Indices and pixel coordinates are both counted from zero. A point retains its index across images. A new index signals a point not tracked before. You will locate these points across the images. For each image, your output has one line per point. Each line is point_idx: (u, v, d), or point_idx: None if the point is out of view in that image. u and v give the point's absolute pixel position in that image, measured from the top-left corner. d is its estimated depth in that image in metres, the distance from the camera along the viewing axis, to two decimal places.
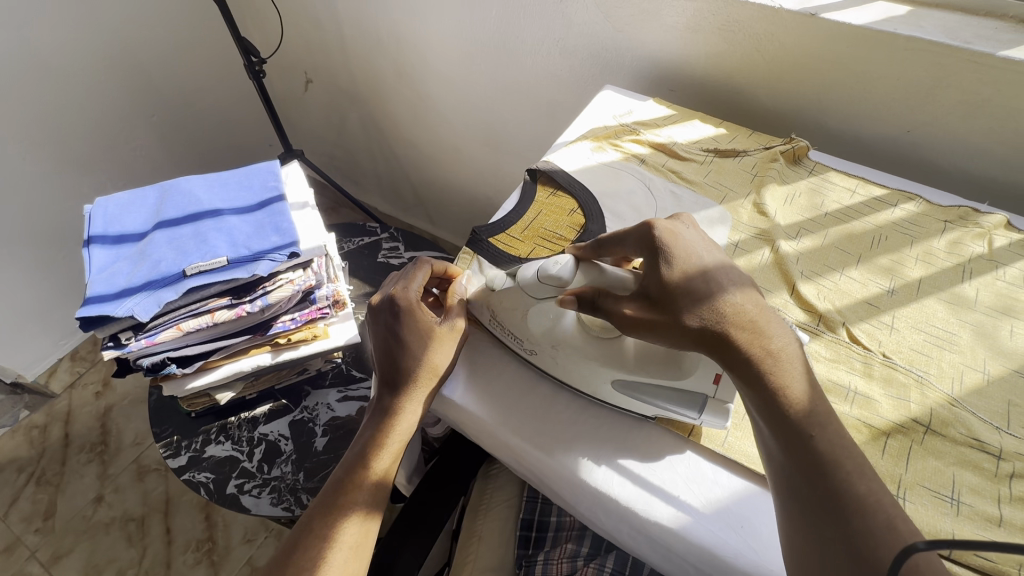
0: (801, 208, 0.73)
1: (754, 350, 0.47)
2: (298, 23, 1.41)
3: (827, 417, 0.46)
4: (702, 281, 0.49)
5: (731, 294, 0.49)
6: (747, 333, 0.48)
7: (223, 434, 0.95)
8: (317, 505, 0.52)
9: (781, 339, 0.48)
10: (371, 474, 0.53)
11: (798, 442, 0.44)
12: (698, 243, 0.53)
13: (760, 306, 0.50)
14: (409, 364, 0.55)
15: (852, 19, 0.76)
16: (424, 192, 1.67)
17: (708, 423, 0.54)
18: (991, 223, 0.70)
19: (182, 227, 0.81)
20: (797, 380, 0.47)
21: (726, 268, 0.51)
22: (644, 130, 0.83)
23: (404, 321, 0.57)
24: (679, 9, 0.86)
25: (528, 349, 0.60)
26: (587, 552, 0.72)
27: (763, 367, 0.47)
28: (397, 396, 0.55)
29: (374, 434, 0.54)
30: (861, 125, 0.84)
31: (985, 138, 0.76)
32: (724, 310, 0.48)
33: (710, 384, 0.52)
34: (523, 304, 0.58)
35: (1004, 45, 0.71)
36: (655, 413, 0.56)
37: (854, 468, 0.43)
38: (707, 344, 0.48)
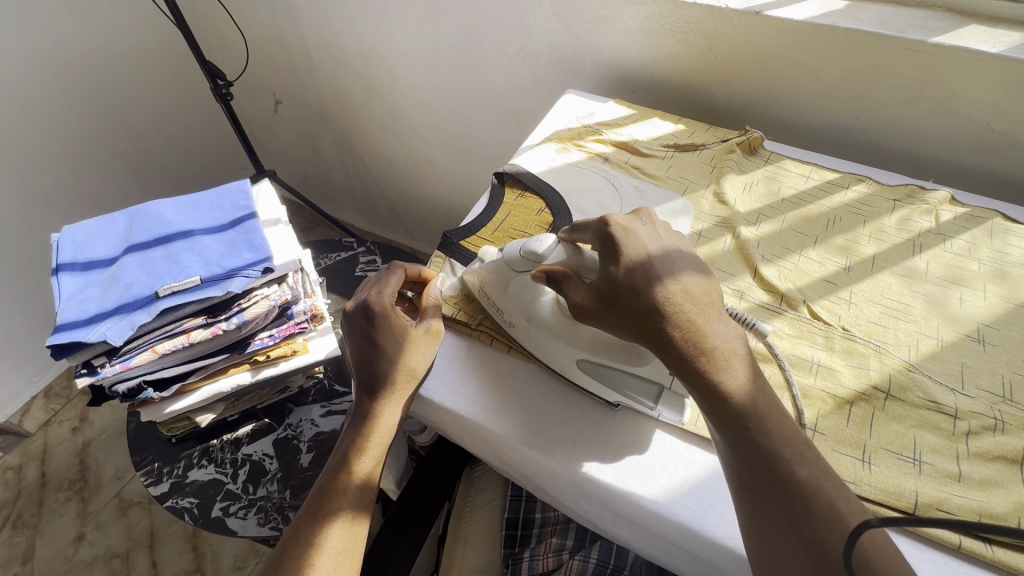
0: (759, 195, 0.76)
1: (690, 347, 0.48)
2: (265, 46, 1.42)
3: (767, 407, 0.47)
4: (643, 282, 0.50)
5: (669, 291, 0.50)
6: (685, 329, 0.49)
7: (205, 458, 0.94)
8: (303, 515, 0.52)
9: (719, 335, 0.49)
10: (354, 477, 0.53)
11: (738, 432, 0.46)
12: (647, 243, 0.53)
13: (700, 301, 0.50)
14: (385, 368, 0.56)
15: (794, 15, 0.80)
16: (400, 206, 1.69)
17: (665, 416, 0.56)
18: (937, 200, 0.74)
19: (152, 251, 0.80)
20: (734, 375, 0.48)
21: (668, 267, 0.52)
22: (606, 130, 0.86)
23: (378, 326, 0.58)
24: (633, 14, 0.90)
25: (507, 322, 0.62)
26: (571, 545, 0.73)
27: (698, 364, 0.48)
28: (376, 400, 0.56)
29: (354, 438, 0.55)
30: (810, 115, 0.88)
31: (925, 120, 0.80)
32: (664, 307, 0.49)
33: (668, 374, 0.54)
34: (502, 288, 0.60)
35: (935, 32, 0.76)
36: (619, 400, 0.57)
37: (795, 456, 0.45)
38: (651, 342, 0.50)
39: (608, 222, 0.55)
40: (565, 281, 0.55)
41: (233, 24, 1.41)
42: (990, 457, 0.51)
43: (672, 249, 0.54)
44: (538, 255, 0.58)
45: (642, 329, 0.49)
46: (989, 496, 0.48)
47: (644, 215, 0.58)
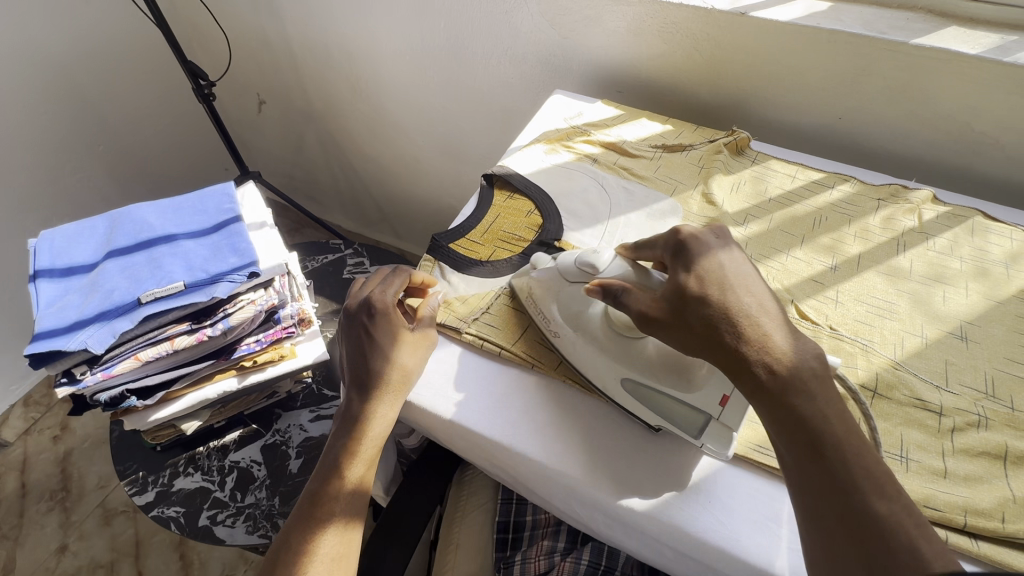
0: (746, 195, 0.77)
1: (760, 360, 0.45)
2: (248, 46, 1.40)
3: (846, 436, 0.43)
4: (719, 292, 0.48)
5: (744, 303, 0.48)
6: (756, 342, 0.46)
7: (192, 466, 0.92)
8: (294, 521, 0.51)
9: (795, 351, 0.46)
10: (347, 483, 0.52)
11: (810, 457, 0.43)
12: (720, 255, 0.51)
13: (774, 316, 0.48)
14: (377, 370, 0.55)
15: (778, 16, 0.81)
16: (387, 207, 1.67)
17: (710, 448, 0.53)
18: (919, 199, 0.75)
19: (134, 256, 0.78)
20: (809, 393, 0.44)
21: (741, 280, 0.49)
22: (595, 131, 0.86)
23: (373, 328, 0.57)
24: (620, 15, 0.90)
25: (551, 330, 0.60)
26: (563, 547, 0.72)
27: (768, 379, 0.45)
28: (368, 403, 0.55)
29: (345, 441, 0.54)
30: (795, 115, 0.89)
31: (907, 120, 0.81)
32: (737, 317, 0.47)
33: (715, 406, 0.52)
34: (556, 286, 0.60)
35: (915, 34, 0.77)
36: (661, 424, 0.54)
37: (872, 487, 0.41)
38: (716, 355, 0.47)
39: (680, 233, 0.53)
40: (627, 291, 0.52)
41: (215, 23, 1.39)
42: (974, 453, 0.52)
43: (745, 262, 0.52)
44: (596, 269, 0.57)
45: (707, 340, 0.47)
46: (973, 491, 0.49)
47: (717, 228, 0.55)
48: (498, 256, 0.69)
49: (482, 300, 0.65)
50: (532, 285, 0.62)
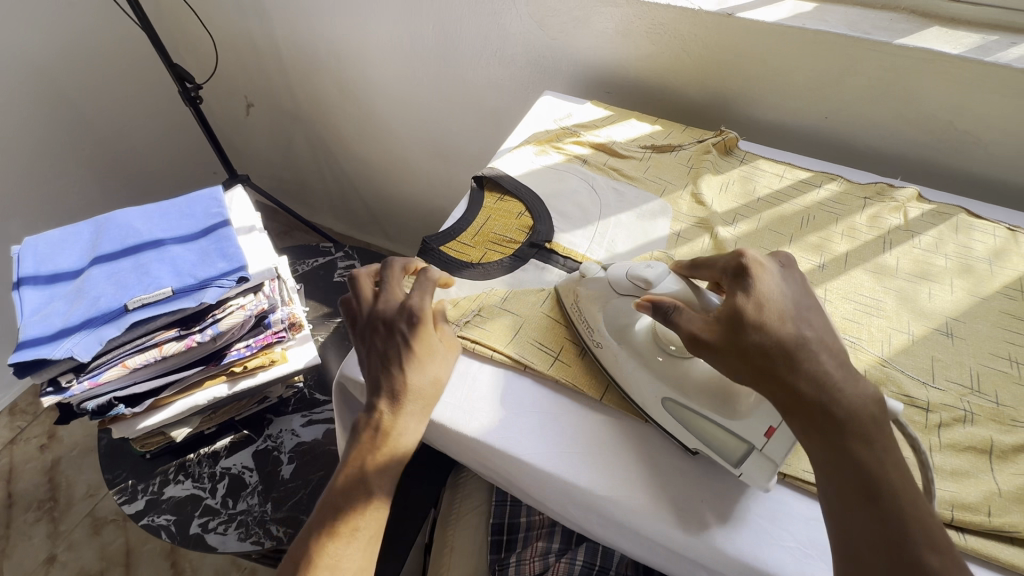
0: (735, 195, 0.78)
1: (814, 398, 0.44)
2: (235, 48, 1.39)
3: (903, 487, 0.41)
4: (780, 324, 0.46)
5: (806, 340, 0.46)
6: (812, 381, 0.44)
7: (182, 473, 0.91)
8: (316, 534, 0.49)
9: (856, 396, 0.44)
10: (372, 498, 0.51)
11: (861, 503, 0.41)
12: (782, 286, 0.49)
13: (838, 359, 0.46)
14: (406, 383, 0.53)
15: (764, 17, 0.81)
16: (377, 209, 1.67)
17: (750, 478, 0.50)
18: (905, 197, 0.76)
19: (121, 261, 0.77)
20: (868, 440, 0.43)
21: (804, 315, 0.48)
22: (584, 132, 0.86)
23: (408, 336, 0.55)
24: (608, 16, 0.90)
25: (593, 340, 0.59)
26: (558, 548, 0.73)
27: (823, 418, 0.43)
28: (397, 416, 0.53)
29: (369, 457, 0.51)
30: (782, 115, 0.89)
31: (892, 119, 0.82)
32: (796, 352, 0.45)
33: (758, 436, 0.49)
34: (603, 297, 0.58)
35: (899, 34, 0.78)
36: (699, 447, 0.52)
37: (926, 539, 0.39)
38: (770, 387, 0.45)
39: (744, 257, 0.51)
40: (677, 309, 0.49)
41: (201, 25, 1.37)
42: (960, 447, 0.53)
43: (807, 296, 0.50)
44: (647, 283, 0.53)
45: (760, 369, 0.45)
46: (960, 485, 0.50)
47: (785, 258, 0.53)
48: (489, 258, 0.69)
49: (472, 303, 0.65)
50: (578, 293, 0.60)
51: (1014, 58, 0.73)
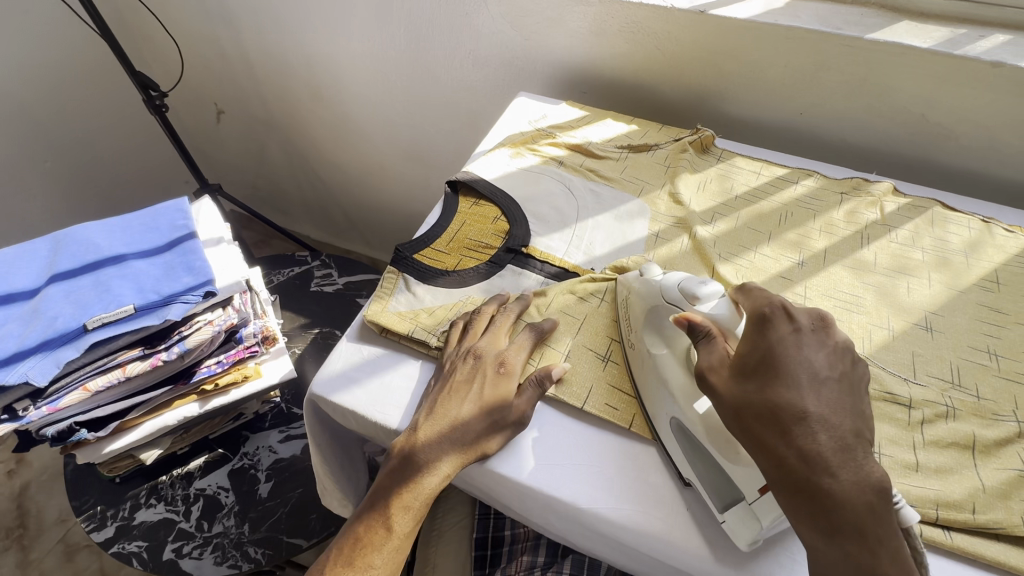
0: (713, 193, 0.77)
1: (805, 479, 0.41)
2: (202, 53, 1.35)
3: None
4: (782, 393, 0.43)
5: (807, 411, 0.42)
6: (806, 459, 0.41)
7: (154, 496, 0.88)
8: (338, 548, 0.52)
9: (854, 482, 0.40)
10: (390, 536, 0.51)
11: None
12: (801, 347, 0.44)
13: (842, 438, 0.41)
14: (454, 435, 0.52)
15: (737, 13, 0.81)
16: (356, 215, 1.64)
17: (732, 531, 0.47)
18: (881, 191, 0.77)
19: (80, 279, 0.74)
20: (864, 530, 0.39)
21: (813, 384, 0.43)
22: (560, 133, 0.85)
23: (475, 383, 0.55)
24: (581, 15, 0.89)
25: (630, 340, 0.57)
26: (543, 561, 0.71)
27: (816, 502, 0.40)
28: (433, 461, 0.51)
29: (397, 496, 0.52)
30: (757, 112, 0.89)
31: (866, 114, 0.82)
32: (791, 424, 0.42)
33: (752, 490, 0.46)
34: (653, 301, 0.55)
35: (870, 29, 0.78)
36: (692, 480, 0.50)
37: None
38: (762, 455, 0.43)
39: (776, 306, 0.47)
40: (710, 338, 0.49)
41: (165, 31, 1.33)
42: (944, 444, 0.52)
43: (835, 361, 0.45)
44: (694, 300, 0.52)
45: (751, 435, 0.44)
46: (945, 483, 0.49)
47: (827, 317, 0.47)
48: (464, 265, 0.67)
49: (449, 312, 0.62)
50: (631, 295, 0.58)
51: (983, 51, 0.73)
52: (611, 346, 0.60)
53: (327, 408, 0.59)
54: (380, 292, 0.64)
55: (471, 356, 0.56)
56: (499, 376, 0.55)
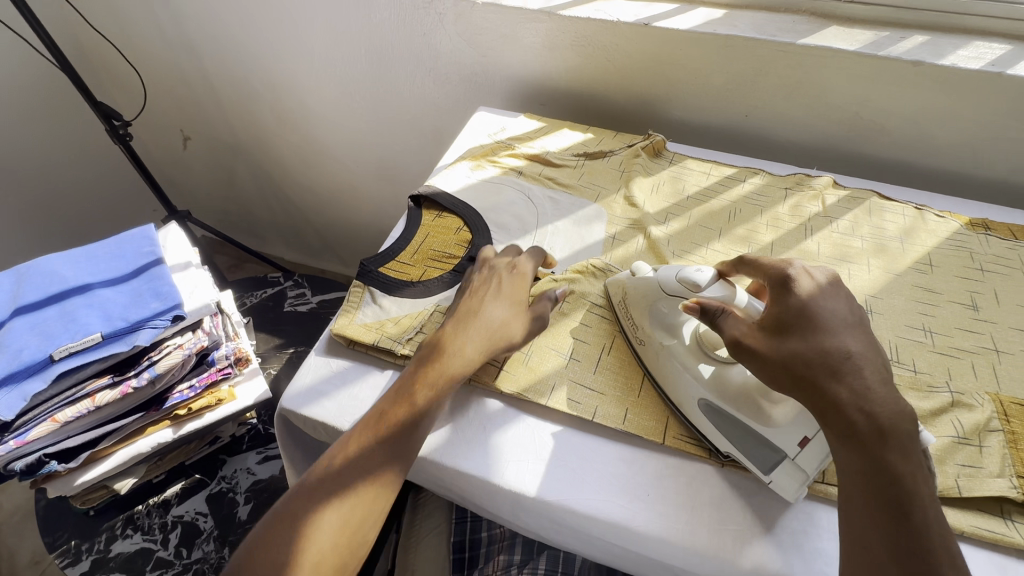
0: (666, 195, 0.80)
1: (856, 414, 0.43)
2: (164, 81, 1.35)
3: (932, 502, 0.41)
4: (825, 338, 0.45)
5: (848, 349, 0.45)
6: (853, 392, 0.44)
7: (130, 527, 0.87)
8: (360, 424, 0.52)
9: (893, 410, 0.43)
10: (417, 408, 0.52)
11: (894, 519, 0.40)
12: (830, 298, 0.48)
13: (880, 374, 0.45)
14: (479, 322, 0.57)
15: (678, 24, 0.85)
16: (329, 235, 1.64)
17: (779, 488, 0.50)
18: (822, 185, 0.81)
19: (45, 310, 0.74)
20: (906, 456, 0.42)
21: (848, 329, 0.47)
22: (519, 144, 0.88)
23: (499, 282, 0.61)
24: (534, 31, 0.93)
25: (636, 336, 0.60)
26: (519, 559, 0.72)
27: (864, 433, 0.43)
28: (464, 342, 0.56)
29: (427, 374, 0.54)
30: (705, 115, 0.93)
31: (805, 113, 0.87)
32: (835, 360, 0.45)
33: (793, 444, 0.49)
34: (654, 295, 0.58)
35: (802, 34, 0.83)
36: (730, 451, 0.52)
37: (949, 554, 0.39)
38: (812, 397, 0.45)
39: (791, 268, 0.50)
40: (722, 316, 0.50)
41: (126, 62, 1.34)
42: None
43: (855, 310, 0.49)
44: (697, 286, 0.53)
45: (804, 380, 0.45)
46: None
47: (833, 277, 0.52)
48: (429, 276, 0.69)
49: (414, 320, 0.64)
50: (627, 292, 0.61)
51: (904, 51, 0.79)
52: (574, 345, 0.62)
53: (297, 422, 0.60)
54: (347, 306, 0.66)
55: (487, 267, 0.63)
56: (511, 274, 0.62)
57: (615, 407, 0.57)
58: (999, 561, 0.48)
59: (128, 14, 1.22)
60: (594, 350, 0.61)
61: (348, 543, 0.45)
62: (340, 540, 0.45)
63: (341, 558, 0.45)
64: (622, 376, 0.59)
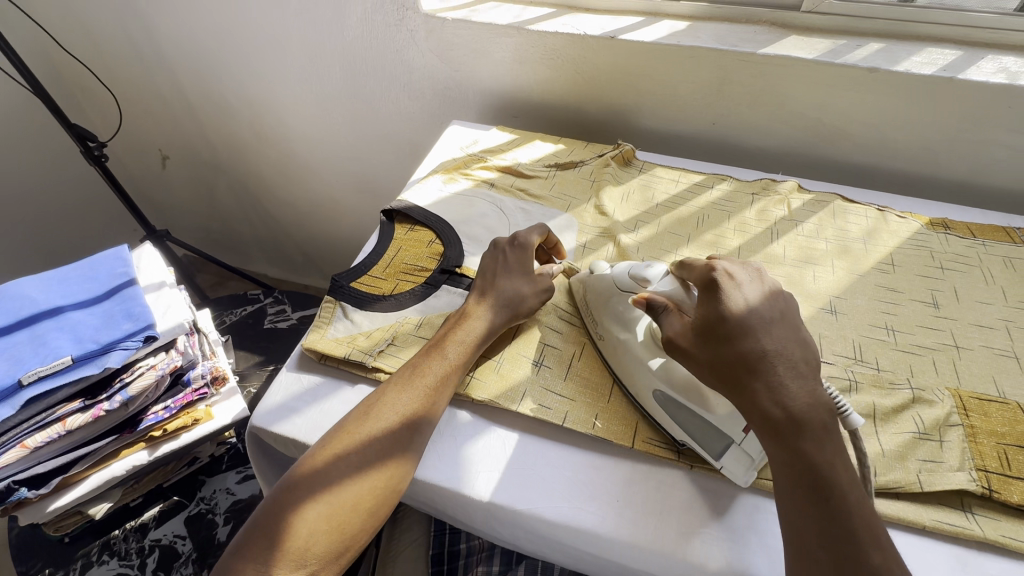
0: (636, 203, 0.82)
1: (773, 407, 0.45)
2: (142, 102, 1.36)
3: (851, 488, 0.43)
4: (744, 336, 0.47)
5: (766, 343, 0.47)
6: (771, 387, 0.46)
7: (107, 552, 0.85)
8: (395, 376, 0.57)
9: (809, 402, 0.45)
10: (445, 360, 0.58)
11: (813, 504, 0.42)
12: (749, 297, 0.50)
13: (796, 366, 0.47)
14: (496, 289, 0.63)
15: (644, 37, 0.87)
16: (312, 250, 1.64)
17: (730, 473, 0.51)
18: (787, 189, 0.83)
19: (15, 335, 0.73)
20: (820, 446, 0.44)
21: (766, 325, 0.48)
22: (491, 157, 0.89)
23: (515, 255, 0.66)
24: (503, 46, 0.95)
25: (597, 333, 0.62)
26: (498, 570, 0.72)
27: (779, 424, 0.45)
28: (484, 305, 0.62)
29: (453, 333, 0.60)
30: (674, 124, 0.95)
31: (770, 120, 0.90)
32: (751, 354, 0.47)
33: (737, 430, 0.50)
34: (607, 293, 0.62)
35: (763, 44, 0.85)
36: (686, 441, 0.53)
37: (869, 537, 0.41)
38: (734, 395, 0.47)
39: (712, 268, 0.52)
40: (664, 312, 0.53)
41: (101, 83, 1.34)
42: None
43: (773, 305, 0.50)
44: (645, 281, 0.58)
45: (726, 376, 0.47)
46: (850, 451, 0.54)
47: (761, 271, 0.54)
48: (401, 289, 0.69)
49: (385, 333, 0.64)
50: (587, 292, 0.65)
51: (860, 59, 0.81)
52: (544, 352, 0.63)
53: (269, 440, 0.60)
54: (319, 321, 0.66)
55: (495, 245, 0.68)
56: (517, 251, 0.67)
57: (585, 412, 0.57)
58: (959, 555, 0.48)
59: (102, 36, 1.22)
60: (565, 357, 0.62)
61: (381, 487, 0.50)
62: (374, 482, 0.50)
63: (375, 500, 0.50)
64: (591, 382, 0.60)
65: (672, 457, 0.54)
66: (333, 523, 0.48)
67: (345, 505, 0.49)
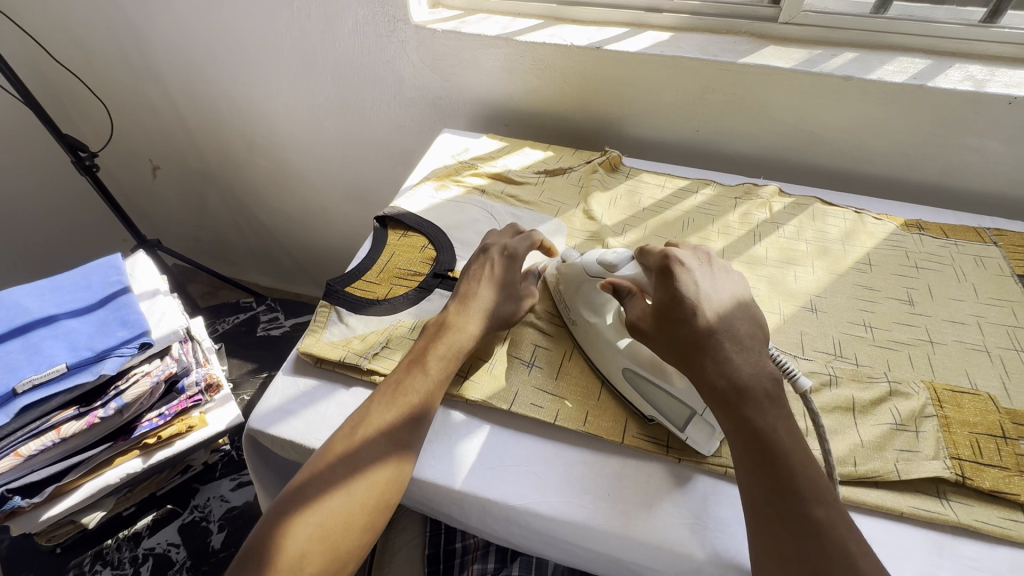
0: (622, 208, 0.84)
1: (720, 377, 0.49)
2: (133, 112, 1.36)
3: (796, 449, 0.47)
4: (695, 316, 0.52)
5: (713, 323, 0.52)
6: (717, 361, 0.50)
7: (99, 562, 0.84)
8: (379, 392, 0.57)
9: (753, 373, 0.50)
10: (428, 373, 0.58)
11: (760, 464, 0.46)
12: (701, 283, 0.55)
13: (738, 342, 0.51)
14: (474, 301, 0.64)
15: (629, 47, 0.90)
16: (304, 259, 1.65)
17: (694, 442, 0.55)
18: (768, 194, 0.86)
19: (7, 343, 0.73)
20: (763, 411, 0.48)
21: (714, 306, 0.53)
22: (481, 164, 0.91)
23: (492, 266, 0.67)
24: (493, 57, 0.97)
25: (570, 318, 0.65)
26: (493, 567, 0.75)
27: (725, 391, 0.49)
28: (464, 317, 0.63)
29: (434, 346, 0.60)
30: (660, 131, 0.98)
31: (751, 127, 0.93)
32: (702, 331, 0.52)
33: (700, 400, 0.54)
34: (576, 282, 0.64)
35: (743, 54, 0.88)
36: (654, 415, 0.57)
37: (813, 495, 0.44)
38: (687, 369, 0.52)
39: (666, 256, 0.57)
40: (628, 297, 0.57)
41: (92, 94, 1.35)
42: (830, 408, 0.58)
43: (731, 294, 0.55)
44: (611, 268, 0.61)
45: (677, 351, 0.52)
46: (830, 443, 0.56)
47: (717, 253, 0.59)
48: (394, 293, 0.71)
49: (380, 336, 0.66)
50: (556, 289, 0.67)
51: (835, 67, 0.84)
52: (535, 352, 0.65)
53: (266, 442, 0.60)
54: (315, 325, 0.67)
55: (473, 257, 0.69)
56: (493, 263, 0.67)
57: (576, 410, 0.59)
58: (935, 540, 0.50)
59: (94, 48, 1.23)
60: (555, 358, 0.64)
61: (374, 502, 0.50)
62: (366, 497, 0.50)
63: (369, 515, 0.50)
64: (581, 379, 0.62)
65: (663, 452, 0.56)
66: (327, 542, 0.48)
67: (339, 524, 0.49)
